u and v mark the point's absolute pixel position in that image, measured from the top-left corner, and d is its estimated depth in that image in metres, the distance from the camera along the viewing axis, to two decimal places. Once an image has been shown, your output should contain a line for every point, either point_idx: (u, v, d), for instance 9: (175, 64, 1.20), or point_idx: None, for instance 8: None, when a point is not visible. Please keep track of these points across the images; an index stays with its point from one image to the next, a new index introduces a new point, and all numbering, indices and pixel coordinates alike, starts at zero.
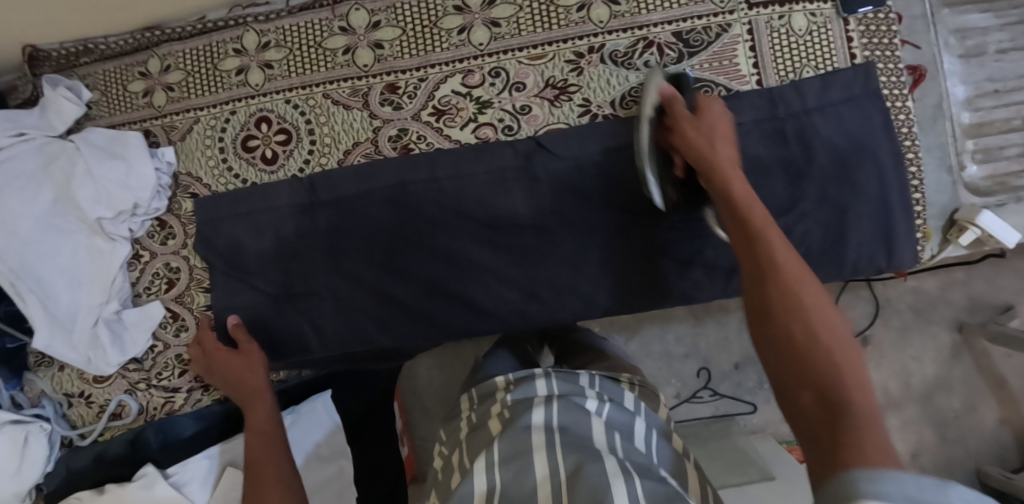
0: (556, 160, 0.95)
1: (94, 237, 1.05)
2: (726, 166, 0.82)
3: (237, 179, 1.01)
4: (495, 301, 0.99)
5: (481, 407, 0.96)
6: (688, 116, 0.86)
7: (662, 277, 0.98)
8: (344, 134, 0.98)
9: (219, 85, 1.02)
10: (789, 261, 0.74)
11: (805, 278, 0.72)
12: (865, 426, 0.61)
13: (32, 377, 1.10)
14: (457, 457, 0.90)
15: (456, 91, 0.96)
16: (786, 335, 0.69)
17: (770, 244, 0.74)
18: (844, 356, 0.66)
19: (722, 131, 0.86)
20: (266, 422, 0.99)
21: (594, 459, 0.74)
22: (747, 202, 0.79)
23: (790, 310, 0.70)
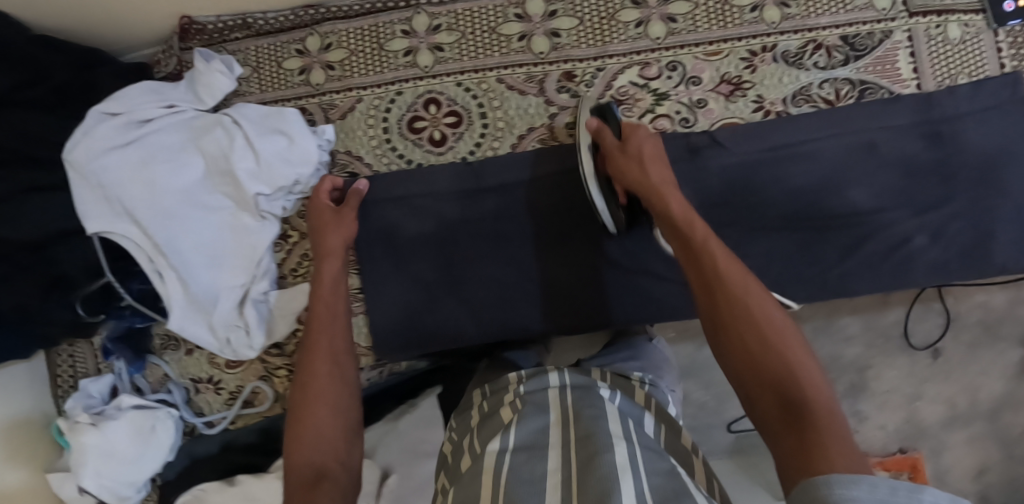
0: (728, 154, 0.96)
1: (242, 215, 1.00)
2: (663, 187, 0.82)
3: (402, 160, 0.99)
4: (665, 292, 0.97)
5: (492, 397, 0.90)
6: (613, 145, 0.88)
7: (825, 273, 0.98)
8: (519, 118, 0.98)
9: (385, 65, 1.00)
10: (736, 272, 0.72)
11: (748, 281, 0.71)
12: (824, 419, 0.62)
13: (156, 362, 1.06)
14: (467, 440, 0.85)
15: (633, 81, 0.98)
16: (740, 343, 0.69)
17: (714, 257, 0.74)
18: (791, 349, 0.67)
19: (651, 150, 0.87)
20: (330, 284, 0.91)
21: (606, 447, 0.71)
22: (686, 216, 0.79)
23: (741, 317, 0.69)
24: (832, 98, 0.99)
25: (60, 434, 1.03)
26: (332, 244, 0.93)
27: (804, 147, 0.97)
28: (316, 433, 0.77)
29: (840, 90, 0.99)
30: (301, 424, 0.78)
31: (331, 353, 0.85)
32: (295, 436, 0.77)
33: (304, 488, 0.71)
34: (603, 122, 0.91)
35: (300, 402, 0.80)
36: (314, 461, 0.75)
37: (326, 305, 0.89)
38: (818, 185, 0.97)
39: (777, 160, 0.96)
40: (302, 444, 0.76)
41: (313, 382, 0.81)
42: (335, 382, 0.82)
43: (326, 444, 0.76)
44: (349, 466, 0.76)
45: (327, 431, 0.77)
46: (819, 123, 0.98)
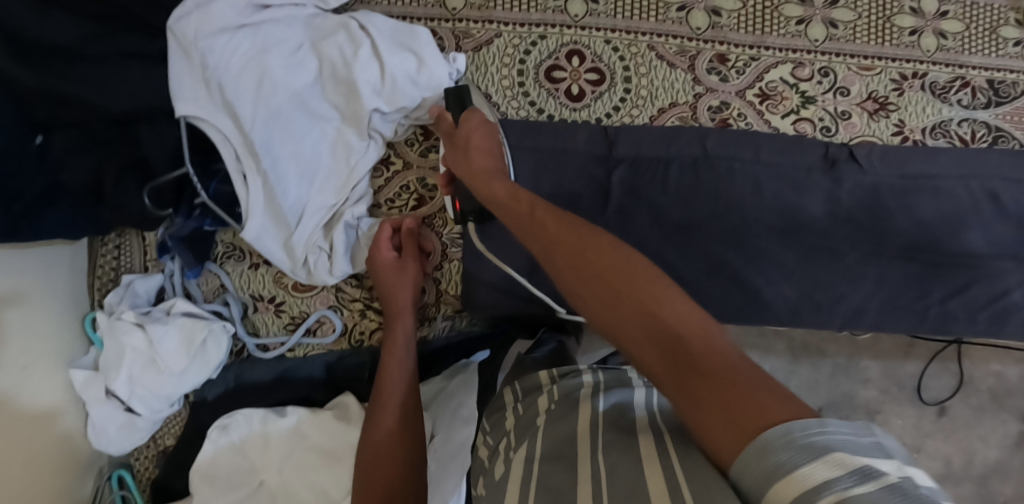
0: (864, 175, 0.94)
1: (348, 129, 0.92)
2: (482, 177, 0.80)
3: (534, 108, 0.93)
4: (779, 299, 0.96)
5: (526, 400, 0.81)
6: (447, 129, 0.87)
7: (925, 306, 0.98)
8: (663, 91, 0.93)
9: (534, 5, 0.94)
10: (569, 232, 0.68)
11: (624, 265, 0.63)
12: (708, 344, 0.55)
13: (216, 270, 0.96)
14: (502, 444, 0.77)
15: (784, 78, 0.94)
16: (597, 292, 0.62)
17: (547, 226, 0.70)
18: (665, 296, 0.59)
19: (482, 140, 0.84)
20: (400, 295, 0.92)
21: (638, 450, 0.61)
22: (510, 194, 0.76)
23: (596, 278, 0.63)
24: (967, 138, 0.98)
25: (92, 330, 0.95)
26: (400, 291, 0.92)
27: (936, 181, 0.96)
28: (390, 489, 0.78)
29: (976, 132, 0.98)
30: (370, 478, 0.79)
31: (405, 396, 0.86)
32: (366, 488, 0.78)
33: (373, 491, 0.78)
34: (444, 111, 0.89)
35: (370, 452, 0.81)
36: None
37: (399, 348, 0.89)
38: (939, 223, 0.97)
39: (909, 190, 0.95)
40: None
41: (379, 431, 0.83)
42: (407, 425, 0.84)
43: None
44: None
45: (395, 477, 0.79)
46: (954, 160, 0.97)
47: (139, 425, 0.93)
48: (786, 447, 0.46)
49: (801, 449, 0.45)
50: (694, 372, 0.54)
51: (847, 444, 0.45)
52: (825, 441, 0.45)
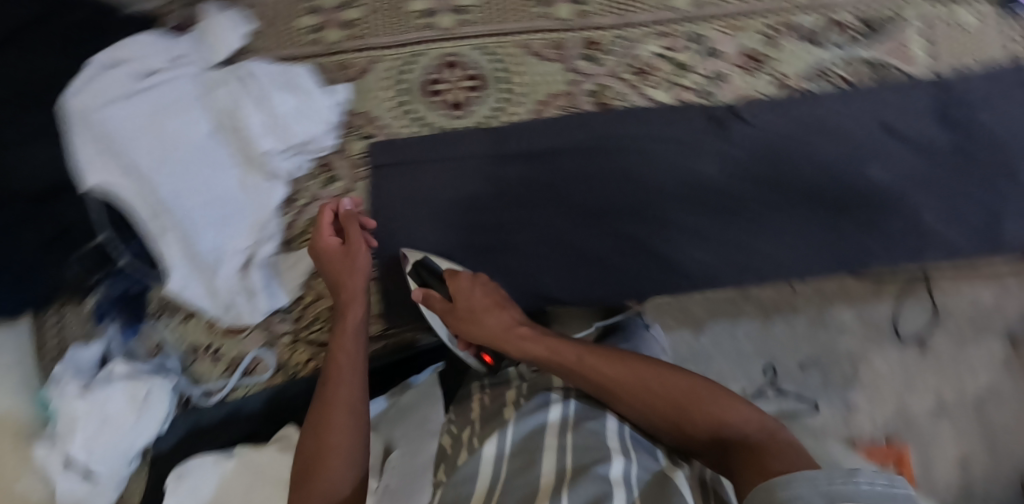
0: (751, 128, 0.97)
1: (248, 173, 0.96)
2: (500, 342, 0.88)
3: (419, 124, 0.97)
4: (691, 264, 0.98)
5: (494, 392, 0.90)
6: (445, 305, 0.91)
7: (838, 245, 1.00)
8: (540, 84, 0.96)
9: (405, 27, 0.98)
10: (608, 368, 0.81)
11: (643, 368, 0.80)
12: (766, 438, 0.70)
13: (151, 327, 1.01)
14: (465, 433, 0.85)
15: (655, 52, 0.97)
16: (655, 402, 0.78)
17: (601, 370, 0.81)
18: (704, 401, 0.76)
19: (483, 299, 0.90)
20: (352, 295, 0.91)
21: (604, 458, 0.74)
22: (552, 349, 0.84)
23: (639, 394, 0.79)
24: (848, 78, 1.00)
25: (46, 406, 0.99)
26: (354, 289, 0.91)
27: (826, 122, 0.98)
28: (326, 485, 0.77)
29: (857, 69, 1.00)
30: (309, 471, 0.78)
31: (353, 384, 0.85)
32: (302, 483, 0.77)
33: None
34: (424, 295, 0.92)
35: (310, 441, 0.80)
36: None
37: (348, 337, 0.89)
38: (841, 164, 0.99)
39: (805, 135, 0.98)
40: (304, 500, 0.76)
41: (324, 469, 0.78)
42: (354, 417, 0.82)
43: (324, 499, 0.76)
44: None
45: (335, 469, 0.78)
46: (838, 100, 0.99)
47: (103, 487, 0.96)
48: (807, 489, 0.60)
49: (820, 493, 0.60)
50: (743, 451, 0.70)
51: (864, 491, 0.60)
52: (845, 488, 0.60)
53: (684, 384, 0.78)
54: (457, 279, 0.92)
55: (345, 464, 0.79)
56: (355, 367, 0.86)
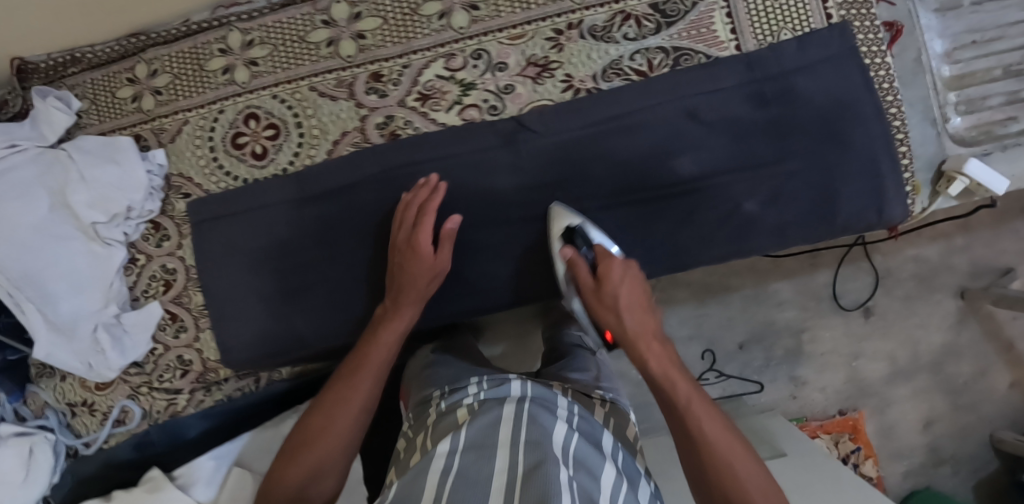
0: (540, 137, 0.95)
1: (91, 243, 1.03)
2: (639, 342, 0.86)
3: (230, 177, 1.02)
4: (492, 282, 1.00)
5: (450, 399, 0.97)
6: (586, 282, 0.91)
7: (651, 246, 0.98)
8: (332, 124, 0.99)
9: (206, 86, 1.03)
10: (710, 427, 0.79)
11: (732, 439, 0.79)
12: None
13: (35, 389, 1.10)
14: (421, 438, 0.93)
15: (439, 75, 0.97)
16: (726, 472, 0.77)
17: (702, 429, 0.79)
18: (745, 481, 0.76)
19: (628, 293, 0.88)
20: (427, 270, 0.93)
21: (554, 461, 0.75)
22: (669, 380, 0.84)
23: (722, 469, 0.77)
24: (644, 69, 0.97)
25: None
26: (416, 287, 0.93)
27: (623, 120, 0.95)
28: (314, 465, 0.88)
29: (653, 59, 0.96)
30: (299, 450, 0.89)
31: (366, 389, 0.92)
32: (291, 461, 0.88)
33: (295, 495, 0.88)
34: (578, 252, 0.91)
35: (305, 427, 0.91)
36: (293, 490, 0.88)
37: (389, 337, 0.94)
38: (640, 160, 0.96)
39: (595, 137, 0.95)
40: (292, 473, 0.88)
41: (324, 431, 0.90)
42: (350, 420, 0.91)
43: (309, 477, 0.88)
44: (326, 493, 0.90)
45: (321, 452, 0.89)
46: (634, 95, 0.96)
47: None
48: None
49: None
50: None
51: None
52: None
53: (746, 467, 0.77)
54: (611, 266, 0.90)
55: (332, 449, 0.89)
56: (376, 371, 0.93)
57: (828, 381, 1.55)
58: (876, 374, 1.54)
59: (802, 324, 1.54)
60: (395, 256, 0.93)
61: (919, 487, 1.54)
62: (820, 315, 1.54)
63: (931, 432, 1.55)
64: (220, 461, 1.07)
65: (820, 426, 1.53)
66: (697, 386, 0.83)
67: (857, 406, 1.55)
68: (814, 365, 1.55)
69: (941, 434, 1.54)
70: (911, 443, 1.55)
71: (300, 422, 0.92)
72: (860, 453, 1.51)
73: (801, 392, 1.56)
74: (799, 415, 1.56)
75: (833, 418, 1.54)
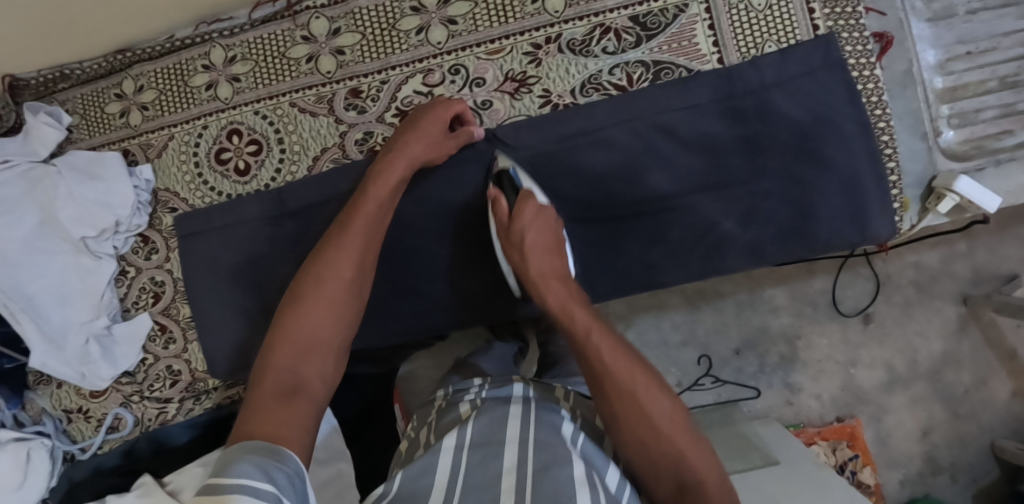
0: (515, 153, 0.95)
1: (80, 257, 1.05)
2: (543, 283, 0.87)
3: (214, 192, 1.04)
4: (466, 297, 1.00)
5: (455, 398, 0.99)
6: (502, 221, 0.90)
7: (627, 265, 0.96)
8: (312, 141, 1.00)
9: (190, 101, 1.04)
10: (611, 356, 0.80)
11: (635, 369, 0.79)
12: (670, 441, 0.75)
13: (32, 396, 1.13)
14: (423, 435, 0.94)
15: (417, 91, 0.97)
16: (627, 395, 0.78)
17: (602, 357, 0.80)
18: (648, 409, 0.77)
19: (535, 235, 0.89)
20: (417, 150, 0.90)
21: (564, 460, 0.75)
22: (569, 312, 0.84)
23: (625, 396, 0.78)
24: (623, 83, 0.95)
25: None
26: (394, 164, 0.89)
27: (598, 134, 0.94)
28: (302, 339, 0.80)
29: (632, 73, 0.95)
30: (286, 328, 0.81)
31: (354, 258, 0.86)
32: (285, 340, 0.80)
33: (281, 397, 0.75)
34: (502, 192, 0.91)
35: (292, 309, 0.82)
36: (287, 373, 0.78)
37: (373, 206, 0.89)
38: (615, 176, 0.94)
39: (568, 153, 0.94)
40: (284, 355, 0.79)
41: (308, 311, 0.82)
42: (341, 281, 0.85)
43: (303, 351, 0.80)
44: (323, 380, 0.80)
45: (318, 327, 0.82)
46: (611, 110, 0.94)
47: None
48: None
49: None
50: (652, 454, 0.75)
51: None
52: None
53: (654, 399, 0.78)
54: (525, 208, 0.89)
55: (330, 317, 0.82)
56: (362, 244, 0.87)
57: (823, 388, 1.54)
58: (872, 382, 1.53)
59: (796, 331, 1.53)
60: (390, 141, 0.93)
61: (917, 495, 1.52)
62: (816, 322, 1.53)
63: (929, 440, 1.52)
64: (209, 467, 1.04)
65: (817, 432, 1.51)
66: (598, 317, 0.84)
67: (854, 412, 1.54)
68: (808, 372, 1.54)
69: (938, 443, 1.52)
70: (908, 451, 1.53)
71: (283, 306, 0.83)
72: (858, 460, 1.50)
73: (797, 398, 1.55)
74: (795, 422, 1.55)
75: (830, 424, 1.53)
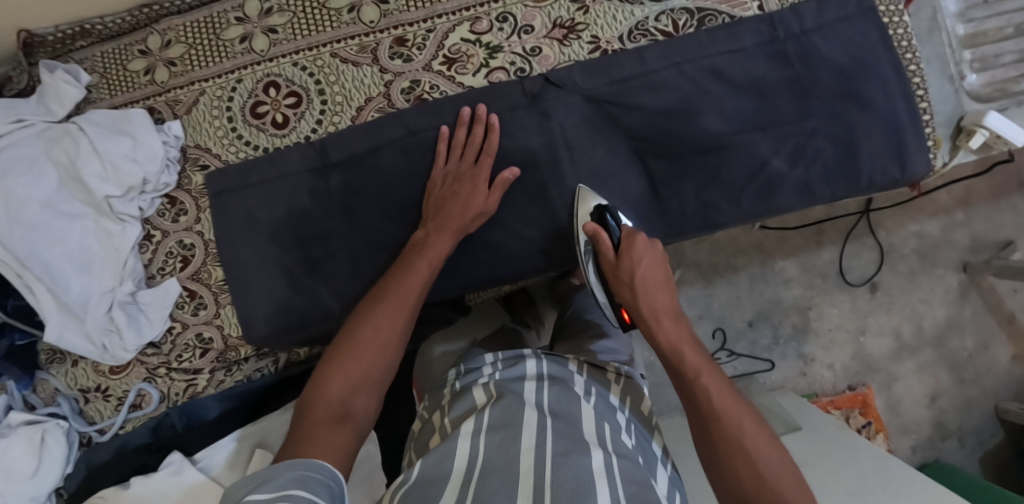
0: (566, 95, 0.96)
1: (102, 220, 0.98)
2: (652, 319, 0.83)
3: (249, 146, 1.00)
4: (520, 244, 0.99)
5: (466, 378, 0.92)
6: (609, 260, 0.89)
7: (682, 206, 0.98)
8: (356, 91, 0.98)
9: (222, 55, 1.00)
10: (730, 403, 0.74)
11: (743, 413, 0.73)
12: (785, 500, 0.68)
13: (45, 377, 1.04)
14: (435, 418, 0.88)
15: (465, 38, 0.97)
16: (735, 442, 0.71)
17: (709, 393, 0.75)
18: (757, 454, 0.70)
19: (648, 267, 0.86)
20: (465, 190, 0.92)
21: (583, 450, 0.71)
22: (675, 347, 0.80)
23: (731, 434, 0.72)
24: (670, 29, 0.97)
25: None
26: (452, 220, 0.91)
27: (649, 78, 0.95)
28: (357, 373, 0.78)
29: (678, 20, 0.96)
30: (346, 354, 0.79)
31: (409, 295, 0.85)
32: (337, 370, 0.78)
33: (330, 425, 0.74)
34: (602, 227, 0.90)
35: (350, 343, 0.80)
36: (339, 402, 0.76)
37: (426, 263, 0.88)
38: (670, 114, 0.96)
39: (621, 95, 0.95)
40: (337, 384, 0.77)
41: (360, 337, 0.80)
42: (395, 328, 0.82)
43: (358, 385, 0.77)
44: (370, 414, 0.78)
45: (372, 364, 0.79)
46: (660, 54, 0.96)
47: None
48: None
49: None
50: None
51: None
52: None
53: (774, 455, 0.71)
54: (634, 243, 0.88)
55: (378, 349, 0.80)
56: (417, 296, 0.86)
57: (835, 358, 1.49)
58: (881, 350, 1.48)
59: (807, 303, 1.49)
60: (440, 169, 0.95)
61: (928, 461, 1.47)
62: (826, 293, 1.49)
63: (937, 406, 1.48)
64: (242, 443, 1.04)
65: (830, 401, 1.45)
66: (710, 357, 0.79)
67: (866, 381, 1.49)
68: (821, 343, 1.49)
69: (946, 408, 1.48)
70: (918, 417, 1.48)
71: (344, 330, 0.82)
72: (871, 427, 1.42)
73: (810, 369, 1.49)
74: (809, 392, 1.49)
75: (842, 393, 1.47)
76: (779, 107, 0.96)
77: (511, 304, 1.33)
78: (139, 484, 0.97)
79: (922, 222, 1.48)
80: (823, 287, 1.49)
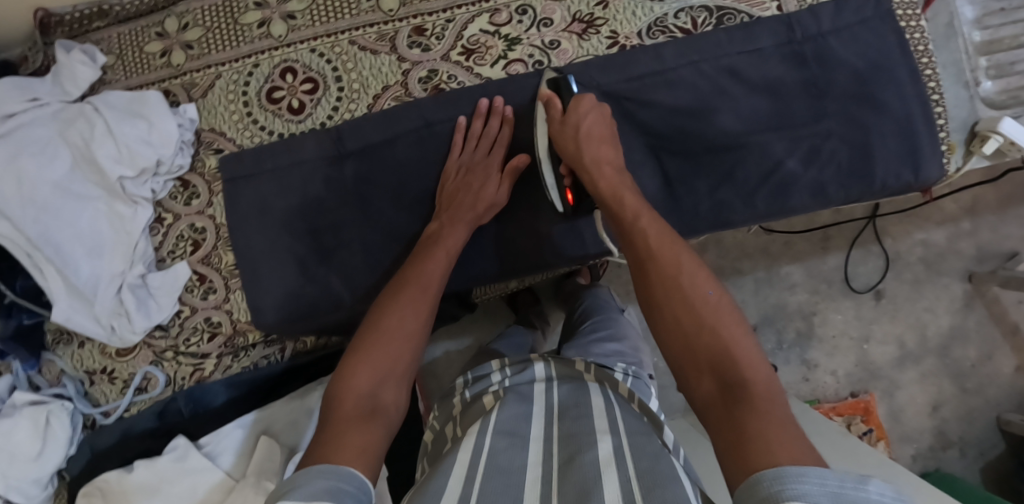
0: (582, 90, 0.96)
1: (113, 202, 0.98)
2: (607, 188, 0.82)
3: (264, 132, 1.00)
4: (531, 239, 0.99)
5: (475, 387, 0.91)
6: (558, 118, 0.89)
7: (694, 205, 0.98)
8: (373, 78, 0.98)
9: (240, 39, 1.00)
10: (664, 244, 0.73)
11: (678, 252, 0.72)
12: (724, 336, 0.66)
13: (51, 358, 1.04)
14: (448, 429, 0.88)
15: (484, 29, 0.97)
16: (675, 306, 0.69)
17: (646, 234, 0.75)
18: (686, 286, 0.69)
19: (593, 120, 0.87)
20: (480, 184, 0.92)
21: (589, 445, 0.70)
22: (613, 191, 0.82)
23: (664, 272, 0.71)
24: (688, 27, 0.97)
25: None
26: (464, 211, 0.91)
27: (665, 76, 0.96)
28: (383, 363, 0.77)
29: (697, 18, 0.97)
30: (370, 346, 0.78)
31: (428, 285, 0.84)
32: (361, 360, 0.77)
33: (360, 419, 0.72)
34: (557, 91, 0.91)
35: (375, 334, 0.79)
36: (367, 396, 0.74)
37: (444, 253, 0.88)
38: (685, 111, 0.96)
39: (637, 91, 0.95)
40: (364, 377, 0.76)
41: (382, 327, 0.79)
42: (418, 318, 0.81)
43: (384, 376, 0.76)
44: (400, 407, 0.76)
45: (397, 355, 0.78)
46: (677, 51, 0.96)
47: None
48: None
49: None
50: (695, 352, 0.66)
51: None
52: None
53: (711, 294, 0.69)
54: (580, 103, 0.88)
55: (400, 339, 0.79)
56: (437, 286, 0.85)
57: (838, 364, 1.49)
58: (884, 357, 1.48)
59: (812, 307, 1.49)
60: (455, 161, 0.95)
61: (929, 470, 1.47)
62: (831, 299, 1.49)
63: (939, 415, 1.48)
64: (248, 431, 1.03)
65: (832, 408, 1.45)
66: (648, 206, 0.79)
67: (868, 388, 1.48)
68: (825, 349, 1.49)
69: (948, 418, 1.48)
70: (919, 426, 1.48)
71: (365, 322, 0.81)
72: (872, 435, 1.43)
73: (813, 375, 1.49)
74: (811, 398, 1.48)
75: (845, 400, 1.47)
76: (795, 108, 0.96)
77: (515, 303, 1.33)
78: (142, 469, 0.96)
79: (929, 230, 1.48)
80: (828, 293, 1.49)
